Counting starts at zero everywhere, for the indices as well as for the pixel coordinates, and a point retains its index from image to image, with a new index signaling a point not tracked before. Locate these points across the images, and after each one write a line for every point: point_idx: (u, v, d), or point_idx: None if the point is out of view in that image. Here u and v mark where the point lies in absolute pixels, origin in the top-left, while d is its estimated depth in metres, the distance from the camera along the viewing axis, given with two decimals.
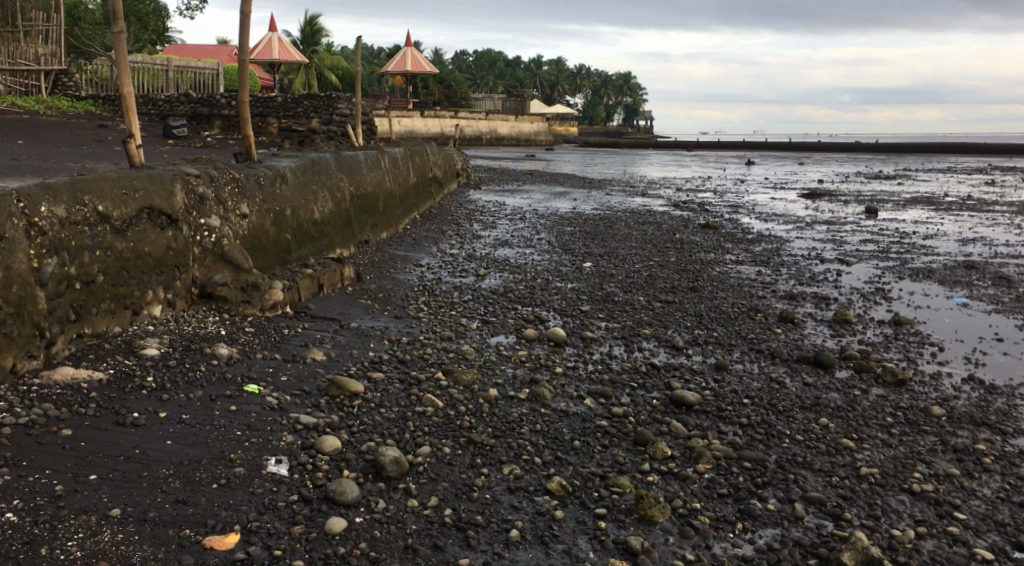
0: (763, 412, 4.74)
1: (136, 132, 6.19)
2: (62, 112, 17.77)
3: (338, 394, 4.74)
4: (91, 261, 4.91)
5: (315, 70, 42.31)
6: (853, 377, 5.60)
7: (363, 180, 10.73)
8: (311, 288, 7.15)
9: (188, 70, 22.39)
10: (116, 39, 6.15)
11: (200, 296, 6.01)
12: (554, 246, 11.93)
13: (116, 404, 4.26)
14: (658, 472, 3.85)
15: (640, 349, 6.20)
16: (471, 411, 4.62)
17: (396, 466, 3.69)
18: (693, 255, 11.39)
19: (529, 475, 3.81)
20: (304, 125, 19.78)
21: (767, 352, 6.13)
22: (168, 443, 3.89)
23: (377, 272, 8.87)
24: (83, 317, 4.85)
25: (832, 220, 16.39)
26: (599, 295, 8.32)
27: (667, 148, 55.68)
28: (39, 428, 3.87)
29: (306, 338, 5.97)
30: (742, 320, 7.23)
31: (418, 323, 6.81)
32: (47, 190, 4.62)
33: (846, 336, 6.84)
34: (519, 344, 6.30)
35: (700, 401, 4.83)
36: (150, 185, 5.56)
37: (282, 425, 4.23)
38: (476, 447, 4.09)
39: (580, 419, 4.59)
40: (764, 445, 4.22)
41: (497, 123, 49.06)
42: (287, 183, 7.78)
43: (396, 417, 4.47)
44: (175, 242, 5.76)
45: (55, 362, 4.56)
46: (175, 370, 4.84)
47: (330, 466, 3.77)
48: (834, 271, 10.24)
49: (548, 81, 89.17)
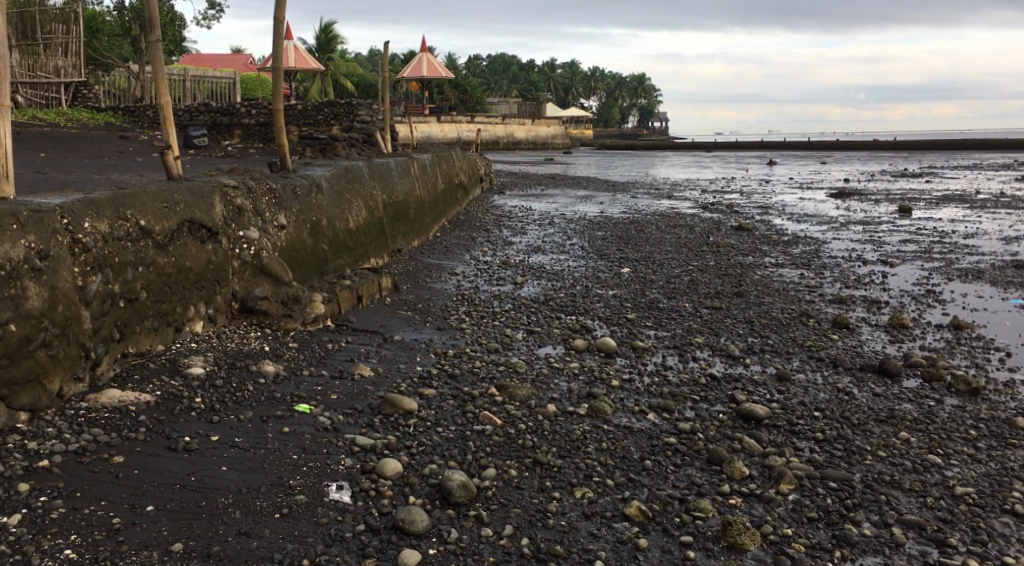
0: (838, 425, 4.49)
1: (172, 142, 6.03)
2: (83, 124, 17.80)
3: (392, 413, 4.58)
4: (135, 277, 4.77)
5: (331, 77, 42.40)
6: (923, 387, 5.32)
7: (395, 187, 10.59)
8: (350, 300, 6.99)
9: (205, 80, 22.36)
10: (153, 47, 6.02)
11: (241, 311, 5.87)
12: (588, 251, 11.72)
13: (166, 428, 4.11)
14: (740, 494, 3.63)
15: (696, 360, 5.98)
16: (531, 429, 4.43)
17: (464, 491, 3.53)
18: (732, 258, 11.12)
19: (603, 499, 3.62)
20: (325, 131, 19.73)
21: (828, 360, 5.88)
22: (223, 469, 3.74)
23: (413, 282, 8.69)
24: (127, 335, 4.71)
25: (867, 220, 16.03)
26: (642, 302, 8.10)
27: (685, 149, 55.22)
28: (89, 455, 3.72)
29: (351, 352, 5.80)
30: (794, 327, 6.97)
31: (462, 335, 6.63)
32: (90, 206, 4.48)
33: (906, 341, 6.54)
34: (570, 355, 6.11)
35: (769, 414, 4.60)
36: (190, 198, 5.42)
37: (338, 447, 4.06)
38: (543, 469, 3.90)
39: (646, 435, 4.38)
40: (845, 461, 3.98)
41: (513, 126, 48.93)
42: (322, 192, 7.62)
43: (455, 437, 4.29)
44: (215, 255, 5.63)
45: (101, 384, 4.42)
46: (222, 390, 4.69)
47: (393, 492, 3.60)
48: (879, 273, 9.92)
49: (563, 83, 88.68)
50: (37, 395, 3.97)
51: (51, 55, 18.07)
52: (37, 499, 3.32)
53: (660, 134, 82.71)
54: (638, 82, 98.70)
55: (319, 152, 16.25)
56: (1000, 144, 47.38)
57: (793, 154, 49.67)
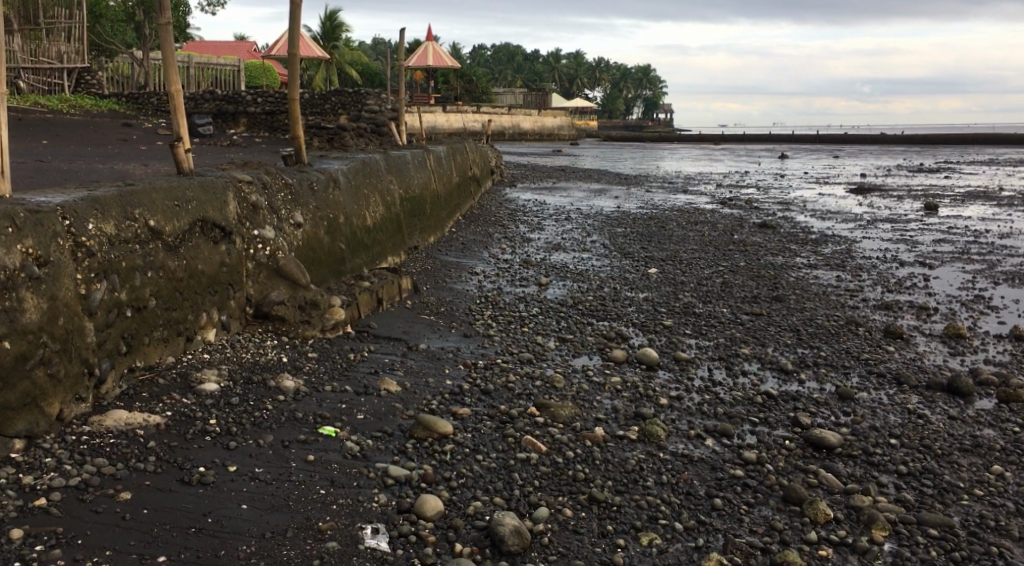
0: (919, 455, 4.03)
1: (183, 133, 5.57)
2: (85, 110, 17.32)
3: (425, 436, 4.15)
4: (144, 283, 4.35)
5: (336, 66, 41.82)
6: (1000, 408, 4.86)
7: (411, 182, 10.15)
8: (370, 303, 6.55)
9: (210, 68, 21.89)
10: (163, 30, 5.57)
11: (255, 316, 5.42)
12: (610, 249, 11.26)
13: (178, 456, 3.71)
14: (829, 543, 3.23)
15: (745, 374, 5.54)
16: (582, 457, 4.00)
17: (518, 539, 3.18)
18: (762, 259, 10.66)
19: (673, 547, 3.23)
20: (333, 119, 19.25)
21: (890, 377, 5.42)
22: (243, 509, 3.38)
23: (432, 283, 8.24)
24: (135, 348, 4.28)
25: (893, 218, 15.51)
26: (677, 306, 7.66)
27: (693, 141, 54.39)
28: (92, 491, 3.36)
29: (375, 363, 5.38)
30: (843, 336, 6.51)
31: (490, 342, 6.20)
32: (94, 205, 4.05)
33: (968, 355, 6.07)
34: (608, 368, 5.67)
35: (842, 442, 4.15)
36: (203, 195, 4.99)
37: (370, 481, 3.67)
38: (601, 508, 3.50)
39: (708, 466, 3.95)
40: (939, 501, 3.55)
41: (519, 117, 48.34)
42: (340, 187, 7.17)
43: (498, 467, 3.87)
44: (229, 257, 5.19)
45: (106, 404, 4.00)
46: (239, 410, 4.26)
47: (436, 539, 3.24)
48: (919, 275, 9.46)
49: (568, 74, 86.89)
50: (33, 421, 3.55)
51: (55, 40, 17.66)
52: (31, 549, 2.98)
53: (666, 126, 81.86)
54: (643, 73, 97.54)
55: (327, 141, 15.75)
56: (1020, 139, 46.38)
57: (803, 148, 48.83)
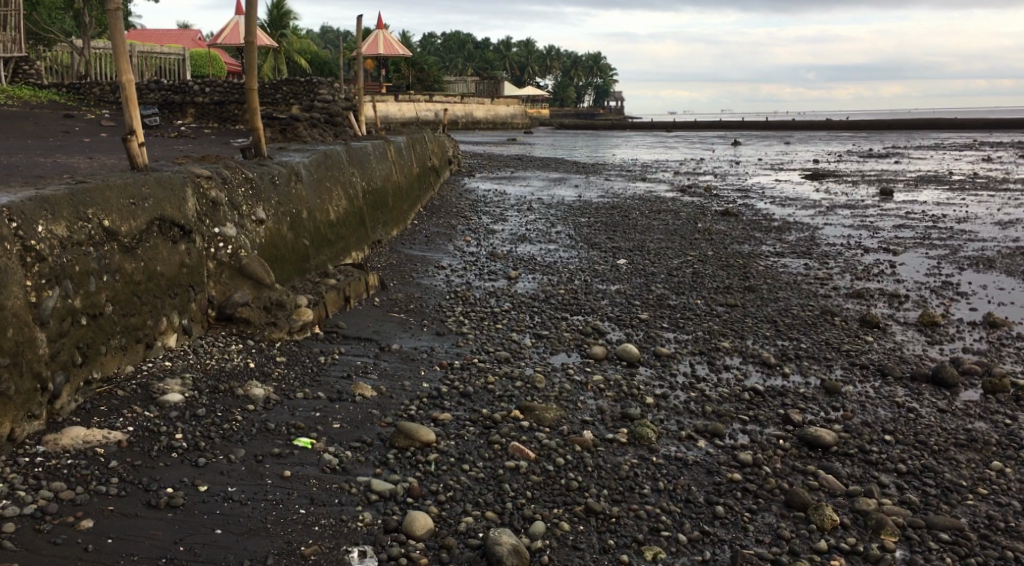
0: (917, 452, 3.95)
1: (135, 126, 5.21)
2: (22, 101, 16.46)
3: (407, 445, 3.92)
4: (99, 288, 4.02)
5: (284, 54, 40.78)
6: (987, 400, 4.83)
7: (373, 173, 9.84)
8: (337, 302, 6.26)
9: (153, 56, 21.04)
10: (111, 16, 5.19)
11: (218, 319, 5.10)
12: (577, 240, 11.10)
13: (143, 476, 3.43)
14: (840, 553, 3.15)
15: (728, 369, 5.42)
16: (573, 464, 3.82)
17: (518, 558, 3.03)
18: (729, 247, 10.62)
19: (680, 562, 3.11)
20: (285, 109, 18.68)
21: (873, 368, 5.36)
22: (217, 534, 3.14)
23: (399, 278, 7.97)
24: (91, 359, 3.95)
25: (851, 203, 15.67)
26: (651, 299, 7.52)
27: (645, 129, 54.61)
28: (51, 519, 3.08)
29: (347, 366, 5.12)
30: (820, 327, 6.45)
31: (465, 340, 5.98)
32: (43, 205, 3.72)
33: (946, 343, 6.07)
34: (589, 366, 5.49)
35: (838, 440, 4.04)
36: (159, 191, 4.66)
37: (353, 497, 3.46)
38: (600, 520, 3.35)
39: (704, 470, 3.80)
40: (944, 502, 3.48)
41: (472, 106, 47.88)
42: (302, 180, 6.85)
43: (487, 477, 3.67)
44: (189, 256, 4.87)
45: (61, 421, 3.68)
46: (206, 423, 3.97)
47: (430, 561, 3.07)
48: (885, 262, 9.50)
49: (518, 62, 86.22)
50: None
51: None
52: None
53: (619, 113, 82.28)
54: (595, 61, 97.56)
55: (281, 131, 15.22)
56: (964, 124, 47.61)
57: (753, 134, 49.44)
